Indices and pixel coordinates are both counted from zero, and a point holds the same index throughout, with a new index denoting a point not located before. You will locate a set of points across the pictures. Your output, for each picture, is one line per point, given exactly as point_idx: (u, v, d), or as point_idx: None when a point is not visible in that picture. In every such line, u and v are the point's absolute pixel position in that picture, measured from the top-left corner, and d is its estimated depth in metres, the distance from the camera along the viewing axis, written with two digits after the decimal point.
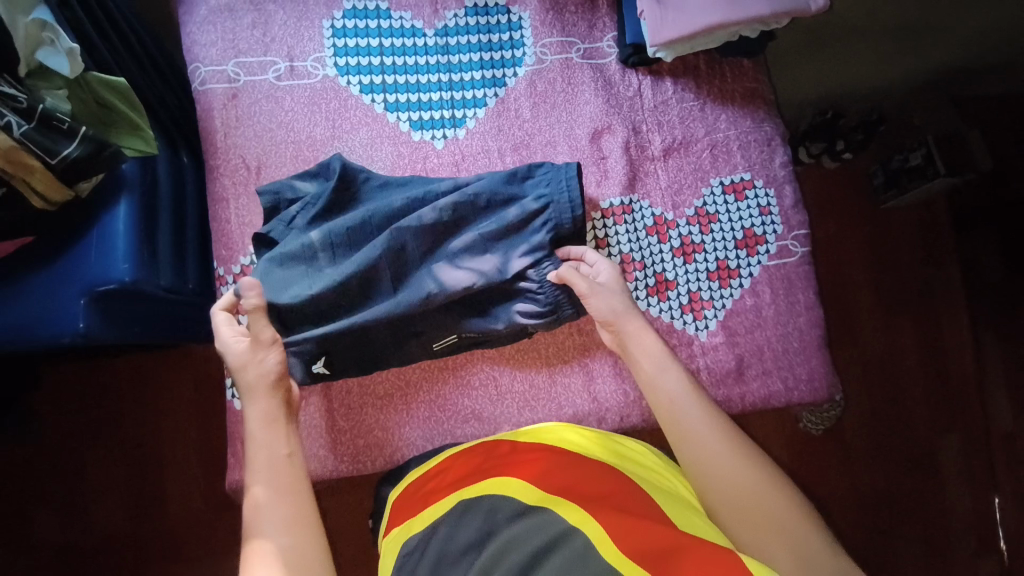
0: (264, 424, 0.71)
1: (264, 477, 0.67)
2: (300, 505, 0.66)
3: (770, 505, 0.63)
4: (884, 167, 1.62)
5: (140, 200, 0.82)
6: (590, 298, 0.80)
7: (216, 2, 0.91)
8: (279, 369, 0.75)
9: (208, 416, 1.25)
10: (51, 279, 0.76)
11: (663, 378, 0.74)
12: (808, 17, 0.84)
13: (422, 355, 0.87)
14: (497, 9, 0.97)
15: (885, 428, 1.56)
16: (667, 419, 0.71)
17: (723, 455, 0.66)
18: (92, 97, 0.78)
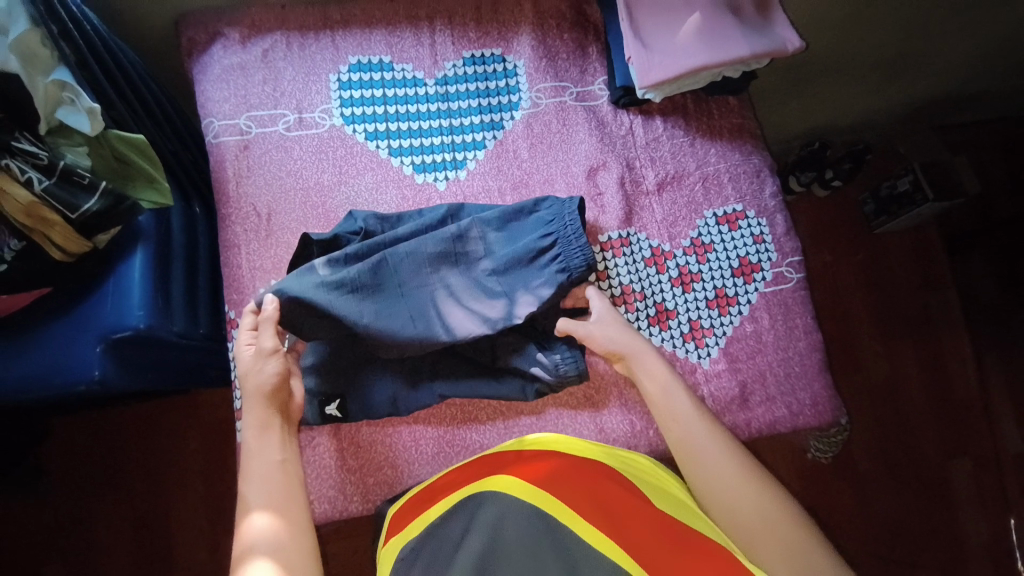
0: (260, 435, 0.73)
1: (258, 489, 0.69)
2: (290, 510, 0.68)
3: (770, 517, 0.66)
4: (874, 194, 1.66)
5: (155, 249, 0.85)
6: (589, 339, 0.84)
7: (228, 60, 0.96)
8: (277, 383, 0.76)
9: (215, 464, 1.25)
10: (68, 328, 0.79)
11: (671, 399, 0.76)
12: (786, 57, 0.88)
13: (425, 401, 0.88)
14: (493, 59, 1.02)
15: (894, 452, 1.55)
16: (675, 436, 0.74)
17: (728, 473, 0.69)
18: (111, 153, 0.80)
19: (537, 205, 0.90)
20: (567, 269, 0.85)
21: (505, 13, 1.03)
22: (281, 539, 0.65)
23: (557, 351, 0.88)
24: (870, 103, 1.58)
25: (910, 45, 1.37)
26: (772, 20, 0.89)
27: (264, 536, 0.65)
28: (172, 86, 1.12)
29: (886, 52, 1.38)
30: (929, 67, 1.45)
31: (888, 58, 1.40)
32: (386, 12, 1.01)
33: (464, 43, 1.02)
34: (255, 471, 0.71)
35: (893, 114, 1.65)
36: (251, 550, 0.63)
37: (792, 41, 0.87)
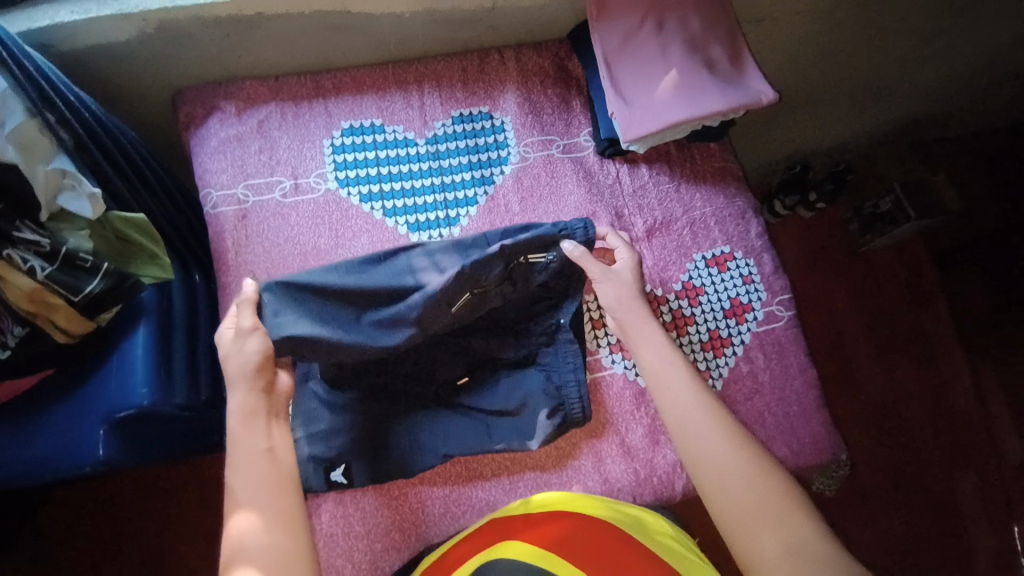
0: (238, 417, 0.73)
1: (246, 478, 0.69)
2: (284, 507, 0.68)
3: (769, 498, 0.70)
4: (857, 213, 1.70)
5: (158, 323, 0.87)
6: (599, 282, 0.88)
7: (225, 133, 0.99)
8: (257, 363, 0.76)
9: (217, 530, 1.23)
10: (76, 408, 0.82)
11: (669, 369, 0.81)
12: (761, 108, 0.91)
13: (434, 462, 0.89)
14: (480, 116, 1.05)
15: (900, 475, 1.55)
16: (673, 410, 0.78)
17: (726, 453, 0.73)
18: (113, 233, 0.82)
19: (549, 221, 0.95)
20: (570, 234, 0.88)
21: (490, 72, 1.07)
22: (273, 543, 0.65)
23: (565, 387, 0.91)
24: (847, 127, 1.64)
25: (875, 73, 1.44)
26: (745, 73, 0.92)
27: (254, 541, 0.65)
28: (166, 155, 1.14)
29: (851, 81, 1.45)
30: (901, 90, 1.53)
31: (854, 86, 1.48)
32: (376, 78, 1.04)
33: (452, 103, 1.05)
34: (241, 459, 0.71)
35: (869, 135, 1.72)
36: (239, 558, 0.63)
37: (765, 93, 0.90)
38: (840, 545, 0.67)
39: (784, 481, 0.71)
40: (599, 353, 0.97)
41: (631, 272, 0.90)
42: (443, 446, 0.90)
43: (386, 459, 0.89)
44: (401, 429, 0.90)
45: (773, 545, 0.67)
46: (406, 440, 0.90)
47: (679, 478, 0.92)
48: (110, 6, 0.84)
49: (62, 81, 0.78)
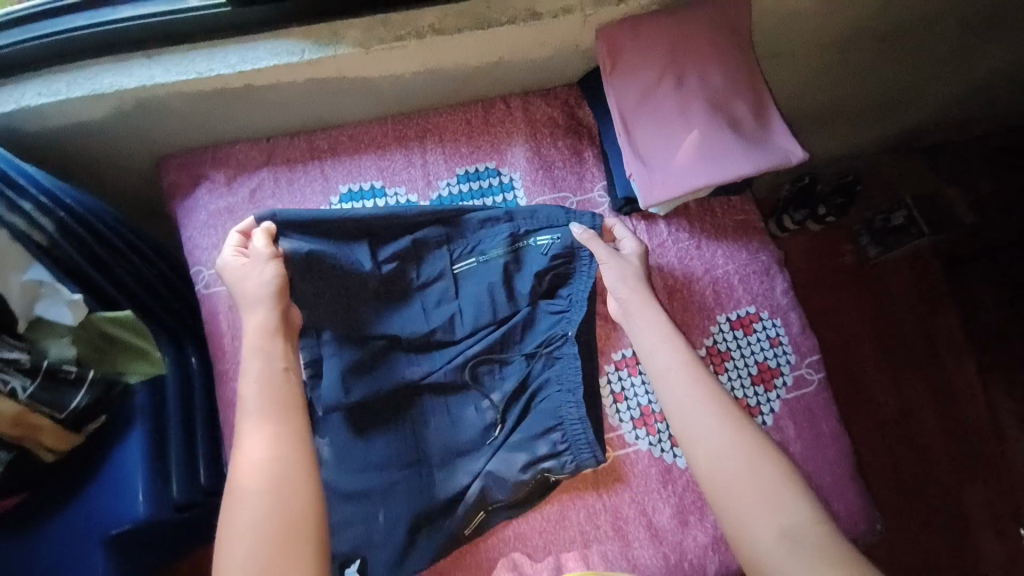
0: (253, 336, 0.73)
1: (261, 397, 0.69)
2: (293, 430, 0.67)
3: (761, 477, 0.69)
4: (867, 226, 1.66)
5: (153, 425, 0.82)
6: (604, 263, 0.89)
7: (215, 205, 0.91)
8: (274, 287, 0.77)
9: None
10: (71, 523, 0.77)
11: (664, 350, 0.81)
12: (790, 167, 0.85)
13: (455, 543, 0.86)
14: (487, 173, 0.98)
15: (921, 506, 1.52)
16: (667, 388, 0.78)
17: (719, 432, 0.73)
18: (97, 334, 0.77)
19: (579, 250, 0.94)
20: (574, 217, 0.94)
21: (497, 124, 1.00)
22: (276, 475, 0.64)
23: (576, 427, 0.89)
24: (856, 135, 1.61)
25: (883, 90, 1.41)
26: (772, 130, 0.86)
27: (264, 471, 0.64)
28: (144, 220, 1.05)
29: (858, 99, 1.43)
30: (907, 103, 1.50)
31: (861, 104, 1.45)
32: (375, 135, 0.97)
33: (456, 159, 0.98)
34: (257, 373, 0.71)
35: (877, 142, 1.68)
36: (243, 485, 0.63)
37: (794, 152, 0.84)
38: (834, 524, 0.66)
39: (779, 459, 0.71)
40: (621, 429, 0.92)
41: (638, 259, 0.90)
42: (458, 523, 0.87)
43: (397, 545, 0.85)
44: (400, 502, 0.87)
45: (768, 526, 0.67)
46: (407, 513, 0.86)
47: (712, 561, 0.88)
48: (82, 87, 0.76)
49: (12, 164, 0.72)
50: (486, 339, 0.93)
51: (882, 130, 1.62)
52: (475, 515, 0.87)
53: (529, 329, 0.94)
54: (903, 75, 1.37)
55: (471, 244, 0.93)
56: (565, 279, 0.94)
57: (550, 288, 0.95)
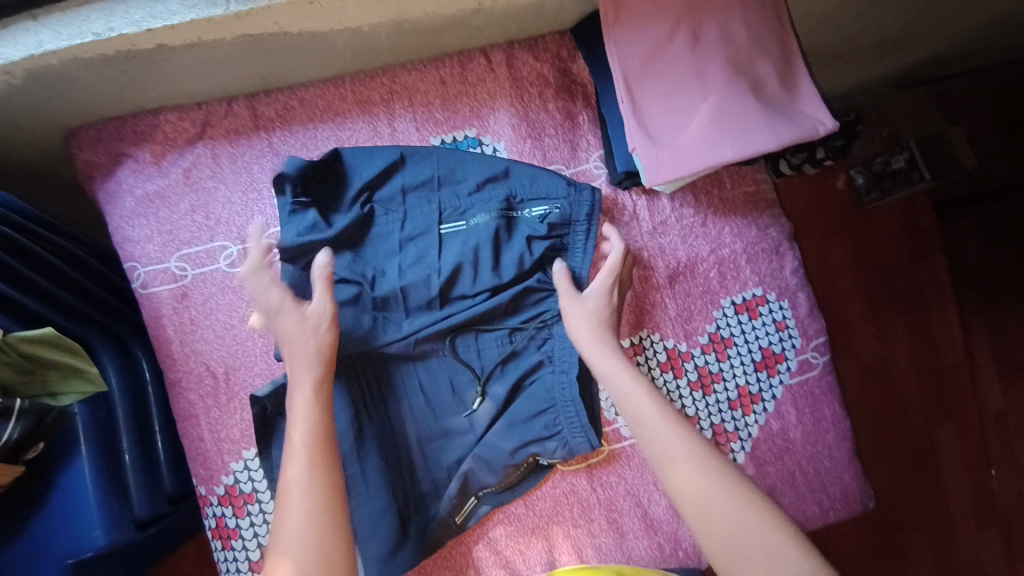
0: (309, 388, 0.68)
1: (298, 455, 0.64)
2: (333, 486, 0.63)
3: (755, 536, 0.60)
4: (865, 167, 1.54)
5: (102, 444, 0.73)
6: (567, 313, 0.79)
7: (142, 189, 0.78)
8: (331, 345, 0.71)
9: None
10: (19, 558, 0.69)
11: (637, 402, 0.71)
12: (816, 140, 0.75)
13: (451, 535, 0.83)
14: (467, 143, 0.86)
15: (902, 456, 1.54)
16: (646, 441, 0.68)
17: (708, 487, 0.63)
18: (18, 355, 0.65)
19: (575, 215, 0.84)
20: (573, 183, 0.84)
21: (476, 83, 0.85)
22: (311, 538, 0.60)
23: (572, 421, 0.81)
24: (862, 72, 1.48)
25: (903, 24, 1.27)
26: (798, 95, 0.75)
27: (300, 536, 0.60)
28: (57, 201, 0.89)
29: (875, 34, 1.29)
30: (923, 39, 1.37)
31: (876, 41, 1.32)
32: (330, 100, 0.82)
33: (430, 127, 0.85)
34: (299, 422, 0.66)
35: (884, 80, 1.55)
36: (282, 548, 0.59)
37: (822, 122, 0.74)
38: None
39: (775, 513, 0.61)
40: (617, 422, 0.88)
41: (603, 295, 0.80)
42: (450, 513, 0.82)
43: (383, 538, 0.79)
44: (385, 492, 0.80)
45: None
46: (395, 499, 0.81)
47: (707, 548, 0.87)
48: None
49: None
50: (474, 309, 0.82)
51: (892, 67, 1.50)
52: (467, 501, 0.83)
53: (524, 303, 0.85)
54: (927, 8, 1.23)
55: (461, 204, 0.82)
56: (560, 255, 0.85)
57: (542, 262, 0.85)
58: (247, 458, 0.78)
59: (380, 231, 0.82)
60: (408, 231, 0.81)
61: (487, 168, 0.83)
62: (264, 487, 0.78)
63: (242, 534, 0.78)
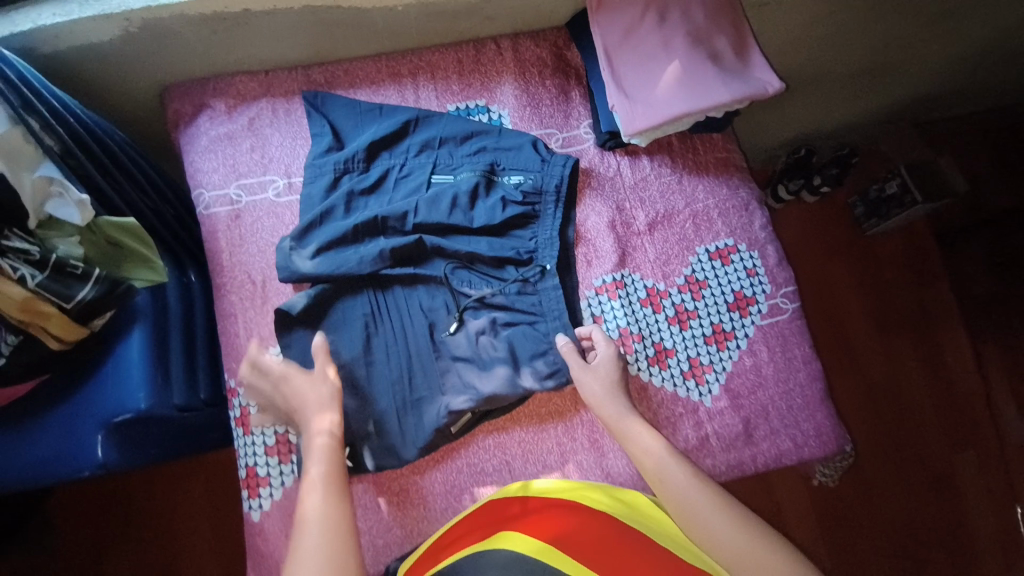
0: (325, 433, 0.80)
1: (316, 486, 0.75)
2: (341, 511, 0.73)
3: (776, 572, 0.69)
4: (862, 197, 1.62)
5: (154, 325, 0.87)
6: (580, 383, 0.88)
7: (215, 131, 0.97)
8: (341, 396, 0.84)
9: (221, 508, 1.30)
10: (74, 412, 0.82)
11: (658, 461, 0.80)
12: (766, 99, 0.90)
13: (443, 441, 0.90)
14: (477, 109, 1.03)
15: (914, 472, 1.53)
16: (668, 493, 0.78)
17: (727, 534, 0.73)
18: (103, 239, 0.82)
19: (561, 171, 0.99)
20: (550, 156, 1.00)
21: (487, 63, 1.04)
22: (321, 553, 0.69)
23: (547, 355, 0.92)
24: (847, 107, 1.54)
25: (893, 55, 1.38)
26: (751, 64, 0.91)
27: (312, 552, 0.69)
28: (157, 149, 1.13)
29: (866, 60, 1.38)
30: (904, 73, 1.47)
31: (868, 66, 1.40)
32: (369, 71, 1.02)
33: (448, 96, 1.03)
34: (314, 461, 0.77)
35: (877, 114, 1.61)
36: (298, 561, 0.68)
37: (771, 83, 0.89)
38: None
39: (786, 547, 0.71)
40: None
41: (611, 365, 0.89)
42: (445, 421, 0.89)
43: (386, 433, 0.89)
44: (385, 392, 0.90)
45: None
46: (391, 399, 0.90)
47: None
48: (94, 8, 0.84)
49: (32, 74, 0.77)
50: (475, 247, 0.96)
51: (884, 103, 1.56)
52: (462, 414, 0.90)
53: (504, 262, 0.96)
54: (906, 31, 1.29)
55: (453, 162, 0.99)
56: (530, 221, 0.98)
57: (508, 225, 0.97)
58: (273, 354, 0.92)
59: (393, 165, 0.98)
60: (420, 169, 0.98)
61: (484, 134, 1.00)
62: None
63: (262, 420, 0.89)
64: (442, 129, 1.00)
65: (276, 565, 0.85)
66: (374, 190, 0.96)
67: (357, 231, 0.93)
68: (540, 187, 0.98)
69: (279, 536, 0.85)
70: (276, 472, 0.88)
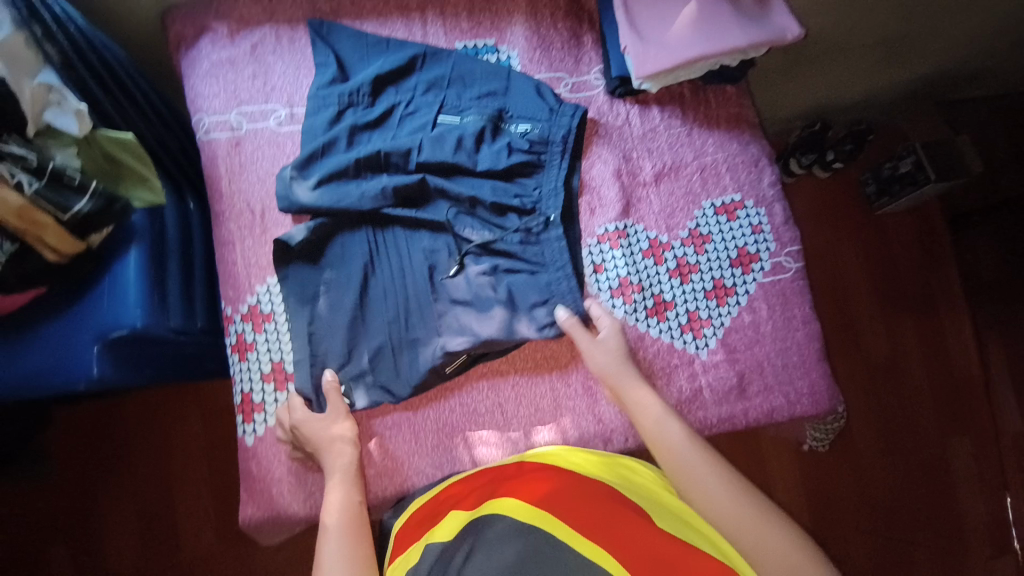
0: (343, 475, 0.81)
1: (336, 524, 0.76)
2: (362, 551, 0.75)
3: (778, 546, 0.68)
4: (875, 174, 1.59)
5: (151, 246, 0.86)
6: (588, 353, 0.88)
7: (217, 56, 0.95)
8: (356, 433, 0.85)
9: (218, 444, 1.32)
10: (66, 327, 0.81)
11: (662, 430, 0.81)
12: (784, 46, 0.88)
13: (436, 380, 0.90)
14: (486, 49, 1.01)
15: (905, 453, 1.53)
16: (672, 464, 0.78)
17: (730, 506, 0.72)
18: (100, 153, 0.81)
19: (569, 121, 0.96)
20: (558, 105, 0.97)
21: (498, 2, 1.02)
22: None
23: (545, 306, 0.91)
24: (869, 81, 1.49)
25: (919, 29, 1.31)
26: (770, 9, 0.89)
27: None
28: (162, 79, 1.13)
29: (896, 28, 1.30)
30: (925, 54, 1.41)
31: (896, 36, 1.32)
32: (377, 4, 1.00)
33: (456, 33, 1.00)
34: (334, 502, 0.79)
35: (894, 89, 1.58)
36: None
37: (790, 30, 0.87)
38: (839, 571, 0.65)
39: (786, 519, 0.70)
40: (599, 298, 0.95)
41: (620, 338, 0.89)
42: (443, 362, 0.89)
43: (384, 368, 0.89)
44: (377, 329, 0.90)
45: None
46: (383, 337, 0.90)
47: None
48: None
49: None
50: (477, 190, 0.93)
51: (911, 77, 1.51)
52: (460, 357, 0.89)
53: (506, 210, 0.95)
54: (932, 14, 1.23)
55: (460, 104, 0.96)
56: (534, 170, 0.96)
57: (512, 172, 0.96)
58: (270, 283, 0.91)
59: (399, 101, 0.95)
60: (426, 107, 0.96)
61: (491, 77, 0.97)
62: (281, 308, 0.91)
63: (257, 348, 0.90)
64: (449, 68, 0.97)
65: (268, 487, 0.87)
66: (379, 126, 0.94)
67: (361, 166, 0.91)
68: (547, 137, 0.96)
69: (274, 458, 0.88)
70: (271, 398, 0.89)
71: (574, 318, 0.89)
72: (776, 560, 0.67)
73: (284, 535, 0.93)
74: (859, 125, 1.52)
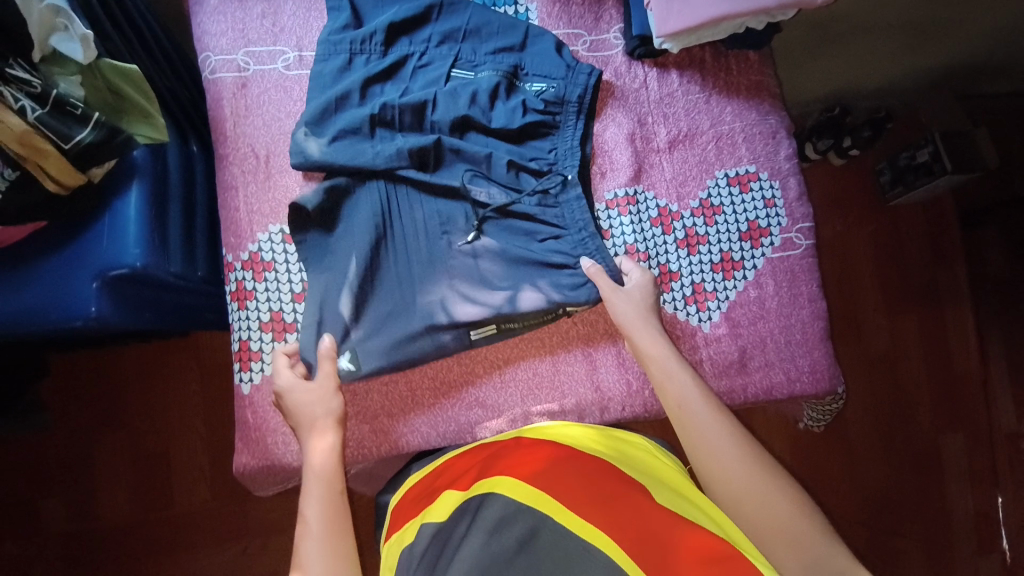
0: (325, 458, 0.77)
1: (317, 509, 0.73)
2: (343, 548, 0.70)
3: (784, 523, 0.65)
4: (891, 163, 1.56)
5: (151, 185, 0.86)
6: (611, 299, 0.85)
7: None
8: (344, 412, 0.81)
9: (215, 397, 1.33)
10: (61, 263, 0.80)
11: (680, 388, 0.79)
12: (814, 8, 0.85)
13: (459, 347, 0.87)
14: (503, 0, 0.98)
15: (899, 447, 1.53)
16: (682, 428, 0.76)
17: (738, 477, 0.70)
18: (104, 85, 0.79)
19: (587, 82, 0.93)
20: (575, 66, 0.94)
21: None
22: None
23: (568, 272, 0.89)
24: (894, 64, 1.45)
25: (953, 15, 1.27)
26: None
27: None
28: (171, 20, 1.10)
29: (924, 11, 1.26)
30: None
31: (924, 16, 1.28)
32: None
33: None
34: (314, 486, 0.75)
35: None
36: None
37: None
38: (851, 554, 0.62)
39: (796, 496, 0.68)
40: None
41: (644, 292, 0.87)
42: (467, 327, 0.87)
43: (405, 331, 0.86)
44: (388, 294, 0.87)
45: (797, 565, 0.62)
46: (393, 301, 0.87)
47: None
48: None
49: None
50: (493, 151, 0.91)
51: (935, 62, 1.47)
52: (487, 324, 0.88)
53: (522, 171, 0.92)
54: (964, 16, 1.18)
55: (475, 59, 0.94)
56: (550, 132, 0.94)
57: (525, 133, 0.93)
58: (272, 232, 0.90)
59: (412, 51, 0.93)
60: (440, 61, 0.93)
61: (506, 32, 0.94)
62: (282, 258, 0.90)
63: (257, 297, 0.89)
64: (462, 21, 0.94)
65: (264, 436, 0.87)
66: (393, 77, 0.92)
67: (376, 117, 0.89)
68: (564, 100, 0.93)
69: (270, 408, 0.88)
70: (269, 347, 0.89)
71: (599, 267, 0.88)
72: (782, 536, 0.65)
73: (277, 485, 0.94)
74: (879, 113, 1.47)
